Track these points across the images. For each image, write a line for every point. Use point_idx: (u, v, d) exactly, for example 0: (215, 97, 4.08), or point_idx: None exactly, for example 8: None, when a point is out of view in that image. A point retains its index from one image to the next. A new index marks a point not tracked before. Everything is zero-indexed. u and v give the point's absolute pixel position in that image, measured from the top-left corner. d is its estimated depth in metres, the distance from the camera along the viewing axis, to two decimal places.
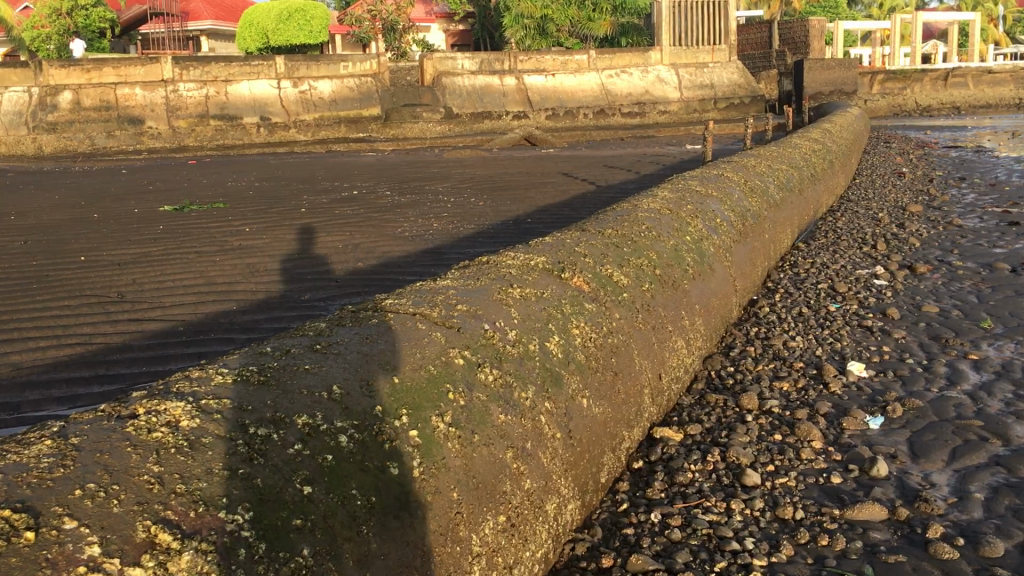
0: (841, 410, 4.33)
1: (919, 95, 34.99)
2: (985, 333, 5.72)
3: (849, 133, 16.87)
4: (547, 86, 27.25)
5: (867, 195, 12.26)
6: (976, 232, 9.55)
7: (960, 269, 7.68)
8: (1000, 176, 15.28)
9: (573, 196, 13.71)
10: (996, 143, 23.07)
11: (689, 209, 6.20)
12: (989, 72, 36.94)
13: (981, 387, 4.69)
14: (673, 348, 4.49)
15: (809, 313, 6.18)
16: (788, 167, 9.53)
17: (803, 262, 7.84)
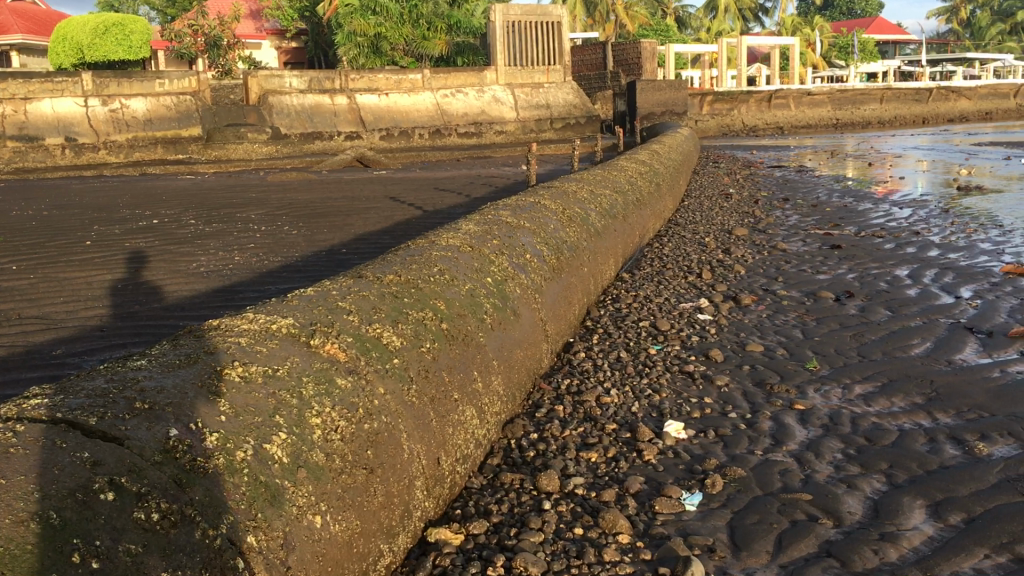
0: (653, 487, 3.72)
1: (746, 116, 35.96)
2: (812, 375, 5.28)
3: (679, 154, 16.82)
4: (380, 106, 26.27)
5: (694, 219, 12.03)
6: (800, 257, 9.33)
7: (784, 299, 7.34)
8: (823, 196, 15.44)
9: (396, 222, 12.89)
10: (817, 163, 23.71)
11: (493, 244, 5.53)
12: (809, 95, 38.52)
13: (808, 446, 4.18)
14: (459, 421, 3.76)
15: (627, 357, 5.61)
16: (612, 192, 9.06)
17: (625, 296, 7.32)
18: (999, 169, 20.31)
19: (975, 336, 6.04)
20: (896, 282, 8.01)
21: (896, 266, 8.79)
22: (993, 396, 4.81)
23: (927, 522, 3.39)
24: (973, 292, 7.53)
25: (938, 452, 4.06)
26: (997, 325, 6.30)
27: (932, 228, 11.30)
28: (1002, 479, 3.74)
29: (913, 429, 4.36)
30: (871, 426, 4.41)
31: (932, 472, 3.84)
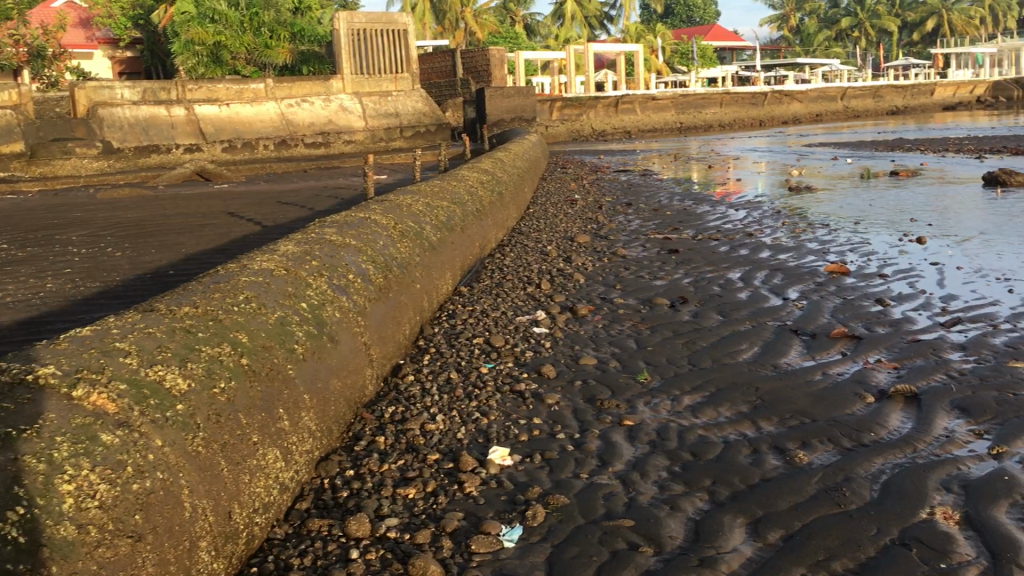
0: (471, 523, 3.52)
1: (594, 121, 36.61)
2: (643, 388, 5.21)
3: (524, 161, 16.83)
4: (221, 116, 25.20)
5: (538, 226, 12.00)
6: (639, 263, 9.40)
7: (621, 307, 7.31)
8: (664, 200, 15.75)
9: (231, 239, 12.31)
10: (660, 167, 24.29)
11: (311, 266, 5.20)
12: (653, 99, 39.55)
13: (634, 465, 4.07)
14: (259, 466, 3.45)
15: (457, 378, 5.40)
16: (450, 203, 8.83)
17: (461, 311, 7.12)
18: (828, 169, 21.32)
19: (800, 339, 6.15)
20: (730, 285, 8.13)
21: (730, 268, 8.95)
22: (815, 400, 4.85)
23: (746, 542, 3.32)
24: (800, 292, 7.72)
25: (760, 464, 4.03)
26: (820, 326, 6.44)
27: (764, 229, 11.64)
28: (820, 489, 3.72)
29: (737, 440, 4.33)
30: (697, 440, 4.36)
31: (753, 486, 3.79)
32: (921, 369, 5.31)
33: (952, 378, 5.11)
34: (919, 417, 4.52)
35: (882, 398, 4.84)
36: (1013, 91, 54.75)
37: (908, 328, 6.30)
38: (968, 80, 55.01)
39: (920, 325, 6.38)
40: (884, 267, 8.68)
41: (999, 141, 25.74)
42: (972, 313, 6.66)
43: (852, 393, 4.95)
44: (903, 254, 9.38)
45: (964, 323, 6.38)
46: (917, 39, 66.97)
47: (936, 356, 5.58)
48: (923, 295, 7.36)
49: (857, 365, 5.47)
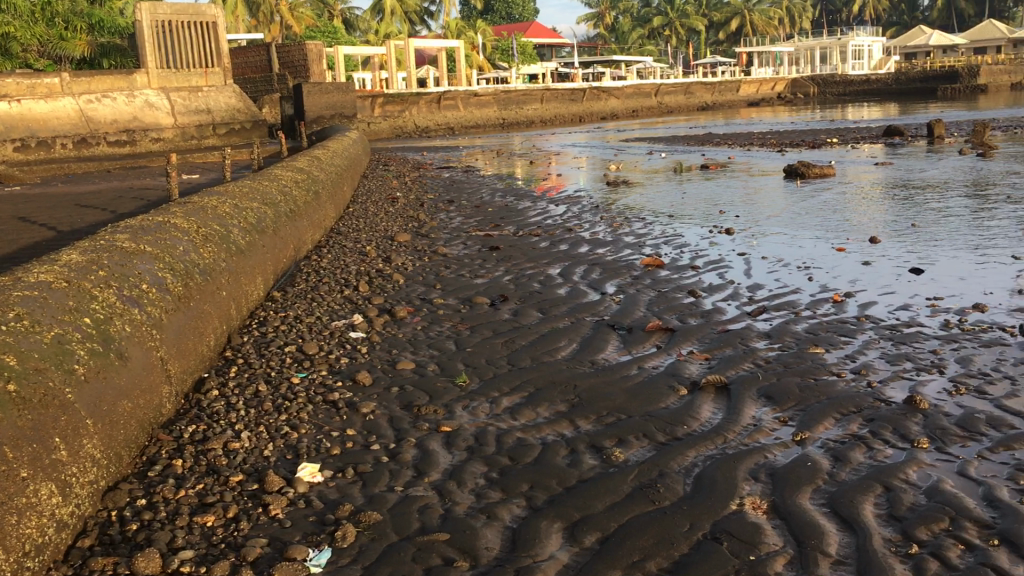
0: (274, 550, 3.28)
1: (417, 117, 36.39)
2: (460, 391, 5.08)
3: (344, 159, 16.46)
4: (12, 113, 23.12)
5: (357, 226, 11.71)
6: (459, 261, 9.31)
7: (441, 308, 7.18)
8: (486, 196, 15.75)
9: (20, 246, 11.35)
10: (483, 163, 24.39)
11: (98, 276, 4.76)
12: (475, 96, 39.71)
13: (451, 473, 3.94)
14: (30, 505, 3.09)
15: (266, 391, 5.11)
16: (261, 205, 8.44)
17: (273, 318, 6.79)
18: (643, 163, 22.00)
19: (618, 333, 6.21)
20: (549, 281, 8.15)
21: (549, 264, 9.00)
22: (630, 396, 4.88)
23: (563, 548, 3.25)
24: (618, 286, 7.83)
25: (577, 465, 3.98)
26: (637, 320, 6.53)
27: (582, 224, 11.82)
28: (636, 487, 3.70)
29: (555, 441, 4.27)
30: (515, 443, 4.27)
31: (570, 488, 3.73)
32: (731, 359, 5.45)
33: (759, 366, 5.28)
34: (729, 407, 4.61)
35: (694, 390, 4.92)
36: (809, 88, 58.53)
37: (718, 319, 6.48)
38: (769, 77, 58.36)
39: (729, 315, 6.58)
40: (696, 258, 8.95)
41: (797, 136, 27.40)
42: (775, 302, 6.94)
43: (666, 386, 5.01)
44: (713, 245, 9.73)
45: (770, 311, 6.63)
46: (722, 39, 70.44)
47: (745, 345, 5.75)
48: (731, 285, 7.62)
49: (671, 358, 5.55)
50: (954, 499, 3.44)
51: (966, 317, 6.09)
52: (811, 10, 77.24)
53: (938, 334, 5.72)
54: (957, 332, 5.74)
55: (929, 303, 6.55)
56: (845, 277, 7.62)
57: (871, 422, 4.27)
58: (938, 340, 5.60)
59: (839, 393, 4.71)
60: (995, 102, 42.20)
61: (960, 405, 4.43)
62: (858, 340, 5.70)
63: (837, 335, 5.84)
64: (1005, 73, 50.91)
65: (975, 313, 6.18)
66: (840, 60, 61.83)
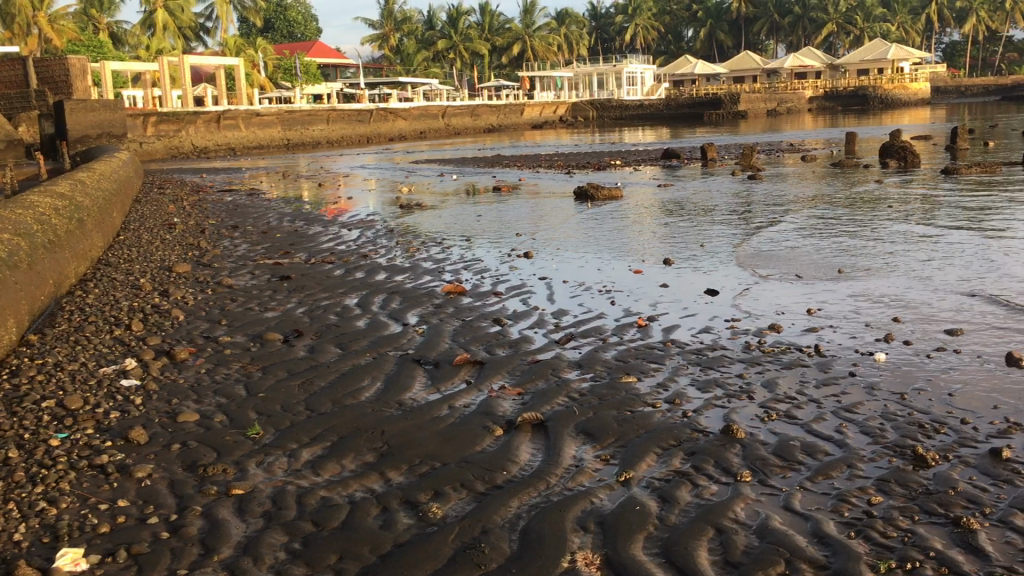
0: None
1: (195, 137, 34.57)
2: (253, 445, 4.54)
3: (114, 182, 15.19)
4: None
5: (130, 256, 10.71)
6: (247, 292, 8.65)
7: (227, 347, 6.55)
8: (273, 221, 15.00)
9: None
10: (268, 185, 23.39)
11: None
12: (257, 115, 38.28)
13: (245, 548, 3.43)
14: None
15: (18, 458, 4.35)
16: (12, 235, 7.42)
17: (28, 367, 5.91)
18: (435, 185, 21.85)
19: (424, 368, 5.85)
20: (347, 312, 7.69)
21: (345, 293, 8.54)
22: (442, 440, 4.53)
23: None
24: (420, 316, 7.48)
25: (391, 526, 3.58)
26: (443, 353, 6.22)
27: (378, 249, 11.41)
28: (457, 549, 3.36)
29: (363, 499, 3.84)
30: (319, 504, 3.81)
31: (385, 556, 3.33)
32: (544, 393, 5.22)
33: (573, 399, 5.08)
34: (548, 446, 4.37)
35: (510, 429, 4.64)
36: (588, 112, 60.83)
37: (526, 348, 6.28)
38: (551, 101, 60.20)
39: (538, 345, 6.39)
40: (498, 284, 8.77)
41: (582, 157, 28.20)
42: (582, 328, 6.83)
43: (480, 426, 4.70)
44: (513, 270, 9.59)
45: (577, 338, 6.50)
46: (505, 63, 72.00)
47: (557, 376, 5.55)
48: (536, 312, 7.47)
49: (482, 394, 5.26)
50: (784, 538, 3.33)
51: (765, 338, 6.20)
52: (587, 36, 80.47)
53: (742, 357, 5.76)
54: (759, 354, 5.81)
55: (728, 325, 6.64)
56: (645, 300, 7.66)
57: (692, 457, 4.14)
58: (743, 363, 5.63)
59: (657, 426, 4.57)
60: (755, 127, 45.44)
61: (775, 432, 4.40)
62: (667, 367, 5.64)
63: (646, 362, 5.76)
64: (761, 100, 55.07)
65: (772, 334, 6.30)
66: (615, 86, 64.72)
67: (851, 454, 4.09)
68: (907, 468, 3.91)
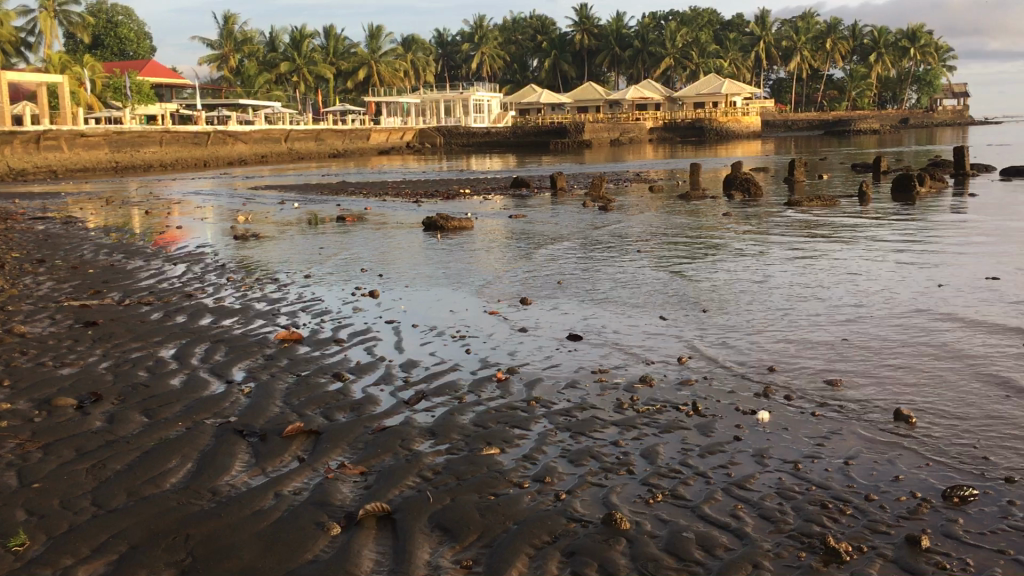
0: None
1: (11, 158, 31.72)
2: (11, 565, 3.51)
3: None
4: None
5: None
6: (43, 343, 7.44)
7: (6, 417, 5.40)
8: (86, 254, 13.49)
9: None
10: (89, 212, 21.44)
11: None
12: (82, 136, 35.43)
13: None
14: None
15: None
16: None
17: None
18: (273, 214, 20.61)
19: (246, 442, 4.92)
20: (160, 368, 6.62)
21: (161, 343, 7.45)
22: (262, 548, 3.64)
23: None
24: (247, 372, 6.50)
25: None
26: (272, 421, 5.29)
27: (205, 288, 10.30)
28: None
29: None
30: None
31: None
32: (391, 472, 4.42)
33: (425, 481, 4.29)
34: (396, 551, 3.56)
35: (349, 525, 3.81)
36: (435, 138, 60.32)
37: (371, 412, 5.45)
38: (397, 127, 59.28)
39: (385, 406, 5.57)
40: (339, 329, 7.89)
41: (429, 186, 27.46)
42: (435, 383, 6.06)
43: (311, 523, 3.83)
44: (356, 312, 8.75)
45: (430, 398, 5.71)
46: (350, 88, 70.56)
47: (407, 450, 4.75)
48: (383, 363, 6.66)
49: (315, 477, 4.40)
50: None
51: (638, 395, 5.61)
52: (432, 64, 80.07)
53: (615, 419, 5.14)
54: (634, 415, 5.20)
55: (596, 378, 6.04)
56: (504, 348, 6.98)
57: (571, 560, 3.44)
58: (618, 427, 5.00)
59: (528, 515, 3.86)
60: (599, 156, 46.06)
61: (663, 520, 3.77)
62: (533, 433, 4.94)
63: (509, 428, 5.04)
64: (604, 130, 56.05)
65: (644, 389, 5.74)
66: (462, 113, 64.40)
67: (754, 549, 3.51)
68: (819, 566, 3.37)
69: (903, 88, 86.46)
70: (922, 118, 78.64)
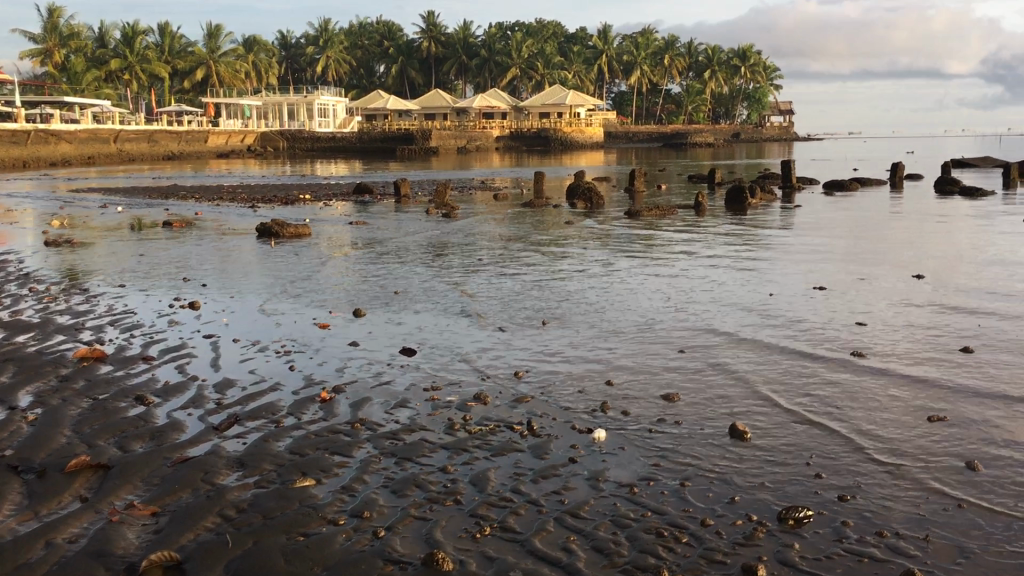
0: None
1: None
2: None
3: None
4: None
5: None
6: None
7: None
8: None
9: None
10: None
11: None
12: None
13: None
14: None
15: None
16: None
17: None
18: (95, 218, 19.22)
19: (19, 480, 4.27)
20: None
21: None
22: None
23: None
24: (35, 397, 5.77)
25: None
26: (55, 454, 4.64)
27: (4, 300, 9.31)
28: None
29: None
30: None
31: None
32: (188, 513, 3.90)
33: (225, 523, 3.80)
34: None
35: None
36: (278, 142, 58.57)
37: (174, 441, 4.88)
38: (237, 129, 57.20)
39: (192, 433, 5.01)
40: (150, 345, 7.21)
41: (269, 191, 26.45)
42: (251, 406, 5.52)
43: None
44: (173, 325, 8.05)
45: (243, 423, 5.18)
46: (188, 88, 67.61)
47: (209, 484, 4.23)
48: (194, 384, 6.05)
49: (98, 520, 3.83)
50: None
51: (471, 414, 5.28)
52: (276, 66, 77.86)
53: (444, 442, 4.78)
54: (464, 437, 4.86)
55: (427, 397, 5.67)
56: (331, 365, 6.51)
57: None
58: (447, 451, 4.65)
59: (340, 560, 3.44)
60: (446, 164, 45.89)
61: (490, 558, 3.44)
62: (353, 461, 4.52)
63: (328, 456, 4.60)
64: (452, 138, 55.88)
65: (477, 408, 5.41)
66: (307, 117, 62.80)
67: None
68: None
69: (736, 105, 90.51)
70: (753, 133, 82.68)
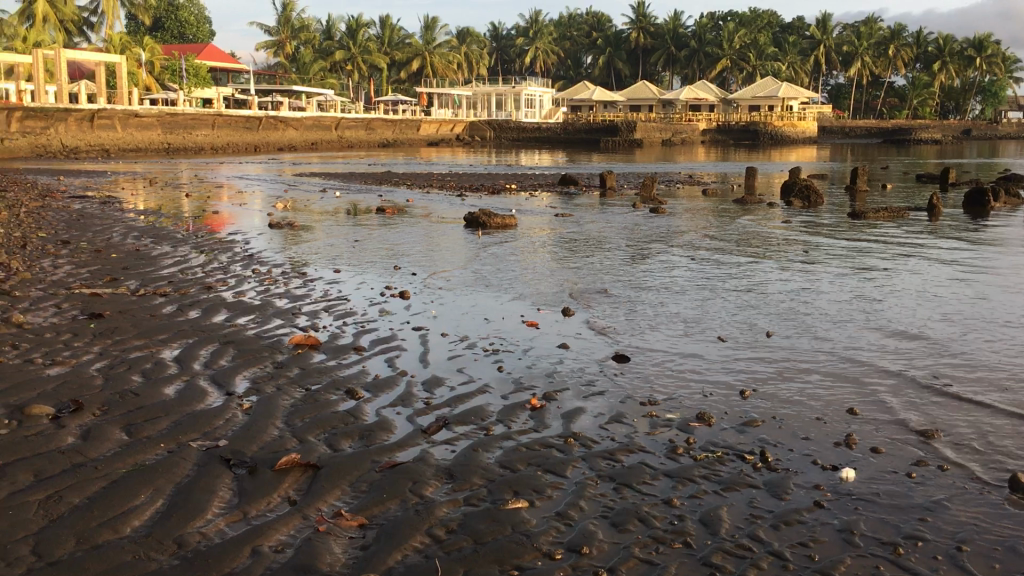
0: None
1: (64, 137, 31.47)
2: None
3: None
4: None
5: None
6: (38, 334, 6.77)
7: None
8: (116, 237, 12.90)
9: None
10: (128, 193, 20.92)
11: None
12: (135, 116, 35.04)
13: None
14: None
15: None
16: None
17: None
18: (315, 202, 19.94)
19: (232, 474, 4.15)
20: (157, 372, 5.90)
21: (166, 342, 6.75)
22: None
23: None
24: (251, 383, 5.77)
25: None
26: (267, 449, 4.53)
27: (227, 280, 9.64)
28: None
29: None
30: None
31: None
32: (397, 529, 3.63)
33: (435, 544, 3.51)
34: None
35: None
36: (485, 132, 59.55)
37: (383, 442, 4.67)
38: (448, 118, 58.55)
39: (401, 435, 4.79)
40: (361, 334, 7.15)
41: (475, 180, 26.70)
42: (459, 409, 5.26)
43: None
44: (383, 314, 8.01)
45: (451, 427, 4.93)
46: (403, 79, 69.98)
47: (417, 496, 3.96)
48: (402, 380, 5.89)
49: (306, 528, 3.63)
50: None
51: (695, 436, 4.78)
52: (486, 58, 79.26)
53: (667, 469, 4.31)
54: (689, 463, 4.38)
55: (645, 412, 5.22)
56: (540, 369, 6.19)
57: None
58: (671, 479, 4.18)
59: None
60: (651, 156, 45.04)
61: None
62: (568, 483, 4.13)
63: (541, 473, 4.24)
64: (658, 130, 54.87)
65: (700, 430, 4.91)
66: (514, 107, 63.49)
67: None
68: None
69: (965, 100, 83.86)
70: (984, 130, 76.43)
